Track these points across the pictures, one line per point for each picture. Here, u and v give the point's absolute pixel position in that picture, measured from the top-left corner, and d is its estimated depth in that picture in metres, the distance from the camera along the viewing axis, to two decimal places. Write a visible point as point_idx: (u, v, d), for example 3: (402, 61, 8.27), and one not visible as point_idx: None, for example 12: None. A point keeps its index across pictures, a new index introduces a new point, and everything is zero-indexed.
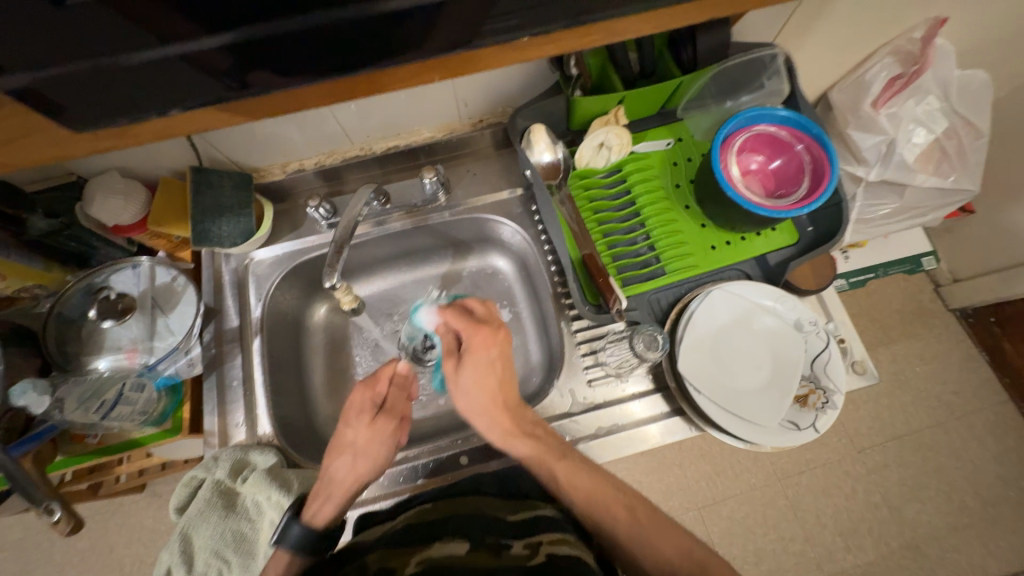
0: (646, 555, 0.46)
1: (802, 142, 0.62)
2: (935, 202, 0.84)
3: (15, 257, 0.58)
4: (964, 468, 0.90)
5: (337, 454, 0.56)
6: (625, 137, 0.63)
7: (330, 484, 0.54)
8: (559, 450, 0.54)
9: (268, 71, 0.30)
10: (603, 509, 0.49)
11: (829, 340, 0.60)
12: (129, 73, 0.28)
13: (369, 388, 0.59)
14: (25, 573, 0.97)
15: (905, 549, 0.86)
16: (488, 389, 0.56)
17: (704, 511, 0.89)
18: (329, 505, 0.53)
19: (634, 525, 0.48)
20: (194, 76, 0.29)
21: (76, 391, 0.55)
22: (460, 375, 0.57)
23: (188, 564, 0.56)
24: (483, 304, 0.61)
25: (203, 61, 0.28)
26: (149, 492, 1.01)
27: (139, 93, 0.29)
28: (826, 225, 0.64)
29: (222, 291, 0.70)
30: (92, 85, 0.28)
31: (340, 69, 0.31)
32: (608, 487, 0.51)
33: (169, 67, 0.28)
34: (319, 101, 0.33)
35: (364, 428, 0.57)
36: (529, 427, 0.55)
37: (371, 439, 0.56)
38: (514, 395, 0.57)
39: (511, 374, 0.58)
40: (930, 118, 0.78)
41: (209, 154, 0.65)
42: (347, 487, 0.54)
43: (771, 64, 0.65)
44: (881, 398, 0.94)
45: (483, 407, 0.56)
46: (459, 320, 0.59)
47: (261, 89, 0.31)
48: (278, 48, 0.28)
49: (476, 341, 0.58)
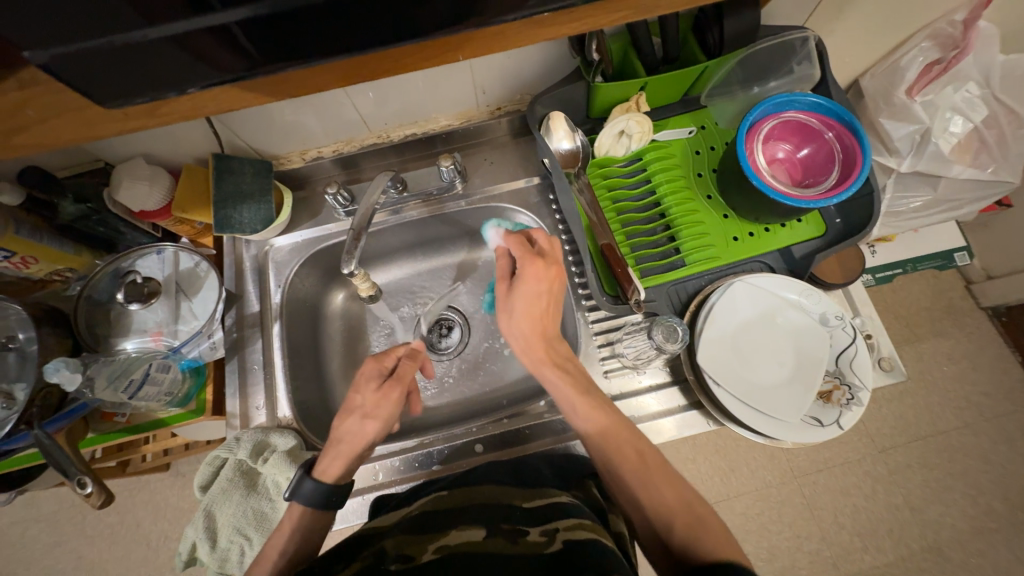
0: (646, 496, 0.46)
1: (833, 130, 0.59)
2: (971, 194, 0.82)
3: (48, 240, 0.59)
4: (991, 472, 0.87)
5: (346, 416, 0.56)
6: (646, 124, 0.61)
7: (341, 445, 0.55)
8: (585, 387, 0.53)
9: (271, 53, 0.29)
10: (613, 446, 0.49)
11: (855, 335, 0.58)
12: (137, 52, 0.27)
13: (378, 360, 0.59)
14: (58, 544, 1.02)
15: (926, 551, 0.84)
16: (535, 320, 0.54)
17: (719, 506, 0.89)
18: (336, 461, 0.54)
19: (640, 468, 0.47)
20: (198, 59, 0.28)
21: (106, 370, 0.57)
22: (509, 296, 0.55)
23: (211, 540, 0.58)
24: (548, 239, 0.57)
25: (198, 43, 0.27)
26: (174, 471, 1.04)
27: (145, 79, 0.29)
28: (855, 217, 0.62)
29: (243, 276, 0.71)
30: (88, 69, 0.27)
31: (346, 50, 0.30)
32: (624, 426, 0.50)
33: (162, 48, 0.27)
34: (330, 80, 0.33)
35: (371, 393, 0.57)
36: (561, 360, 0.54)
37: (379, 403, 0.56)
38: (554, 328, 0.56)
39: (556, 310, 0.56)
40: (970, 105, 0.74)
41: (231, 141, 0.66)
42: (353, 447, 0.54)
43: (801, 48, 0.62)
44: (906, 397, 0.91)
45: (524, 332, 0.55)
46: (518, 246, 0.56)
47: (265, 72, 0.30)
48: (283, 30, 0.27)
49: (530, 272, 0.54)
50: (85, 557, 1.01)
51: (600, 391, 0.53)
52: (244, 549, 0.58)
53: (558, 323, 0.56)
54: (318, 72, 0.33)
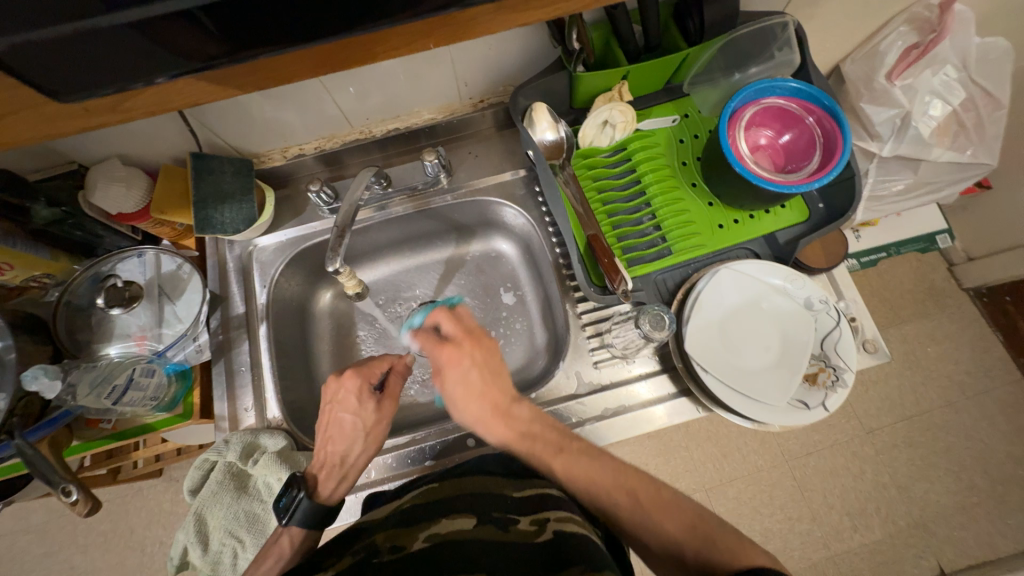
0: (648, 529, 0.46)
1: (813, 115, 0.59)
2: (950, 176, 0.83)
3: (22, 245, 0.58)
4: (973, 448, 0.89)
5: (346, 441, 0.56)
6: (629, 113, 0.61)
7: (350, 467, 0.56)
8: (556, 445, 0.52)
9: (230, 36, 0.28)
10: (603, 491, 0.49)
11: (839, 318, 0.59)
12: (95, 43, 0.26)
13: (366, 374, 0.57)
14: (50, 554, 1.00)
15: (913, 528, 0.86)
16: (479, 402, 0.54)
17: (712, 491, 0.90)
18: (344, 482, 0.56)
19: (633, 507, 0.47)
20: (160, 47, 0.27)
21: (87, 377, 0.56)
22: (445, 389, 0.56)
23: (203, 543, 0.58)
24: (451, 319, 0.56)
25: (158, 30, 0.26)
26: (166, 477, 1.03)
27: (105, 69, 0.28)
28: (837, 201, 0.63)
29: (227, 277, 0.70)
30: (42, 60, 0.26)
31: (312, 35, 0.29)
32: (608, 467, 0.50)
33: (122, 37, 0.26)
34: (294, 66, 0.33)
35: (371, 413, 0.57)
36: (524, 426, 0.54)
37: (378, 420, 0.57)
38: (507, 395, 0.55)
39: (501, 379, 0.55)
40: (948, 89, 0.75)
41: (209, 139, 0.65)
42: (361, 466, 0.56)
43: (781, 33, 0.62)
44: (891, 378, 0.93)
45: (477, 416, 0.55)
46: (429, 342, 0.56)
47: (230, 60, 0.30)
48: (244, 12, 0.27)
49: (447, 358, 0.55)
50: (78, 566, 1.00)
51: (571, 441, 0.53)
52: (236, 552, 0.58)
53: (510, 392, 0.55)
54: (286, 59, 0.32)
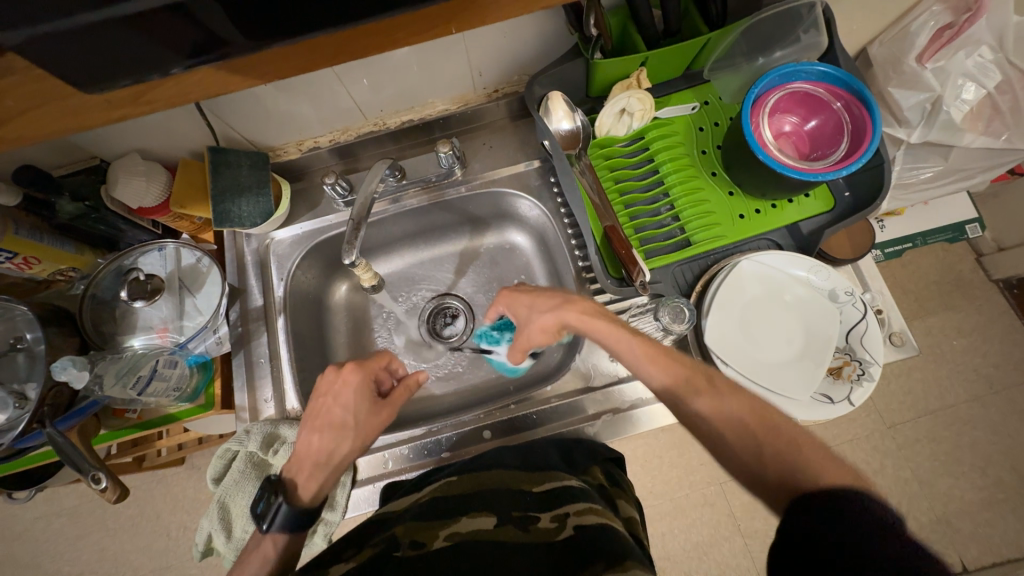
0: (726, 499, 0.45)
1: (841, 100, 0.57)
2: (982, 162, 0.80)
3: (48, 240, 0.59)
4: (1001, 443, 0.86)
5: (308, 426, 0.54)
6: (648, 102, 0.60)
7: (302, 456, 0.52)
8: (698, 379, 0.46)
9: (254, 26, 0.28)
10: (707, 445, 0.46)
11: (865, 310, 0.57)
12: (118, 32, 0.26)
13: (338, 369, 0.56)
14: (80, 537, 1.04)
15: (935, 523, 0.84)
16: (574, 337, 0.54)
17: (728, 485, 0.86)
18: (301, 476, 0.51)
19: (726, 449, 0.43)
20: (185, 35, 0.27)
21: (113, 367, 0.57)
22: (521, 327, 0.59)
23: (227, 530, 0.59)
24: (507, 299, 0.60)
25: (182, 15, 0.26)
26: (189, 464, 1.06)
27: (128, 58, 0.28)
28: (864, 189, 0.61)
29: (245, 271, 0.71)
30: (65, 49, 0.26)
31: (336, 20, 0.29)
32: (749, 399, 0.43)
33: (143, 23, 0.26)
34: (312, 55, 0.32)
35: (325, 398, 0.55)
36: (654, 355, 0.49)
37: (334, 410, 0.54)
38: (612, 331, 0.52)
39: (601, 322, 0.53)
40: (983, 71, 0.71)
41: (225, 133, 0.65)
42: (315, 456, 0.52)
43: (808, 15, 0.59)
44: (915, 371, 0.90)
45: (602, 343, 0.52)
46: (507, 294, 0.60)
47: (253, 49, 0.30)
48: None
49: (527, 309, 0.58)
50: (107, 547, 1.03)
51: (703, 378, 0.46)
52: None
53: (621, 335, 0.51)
54: (301, 47, 0.31)
